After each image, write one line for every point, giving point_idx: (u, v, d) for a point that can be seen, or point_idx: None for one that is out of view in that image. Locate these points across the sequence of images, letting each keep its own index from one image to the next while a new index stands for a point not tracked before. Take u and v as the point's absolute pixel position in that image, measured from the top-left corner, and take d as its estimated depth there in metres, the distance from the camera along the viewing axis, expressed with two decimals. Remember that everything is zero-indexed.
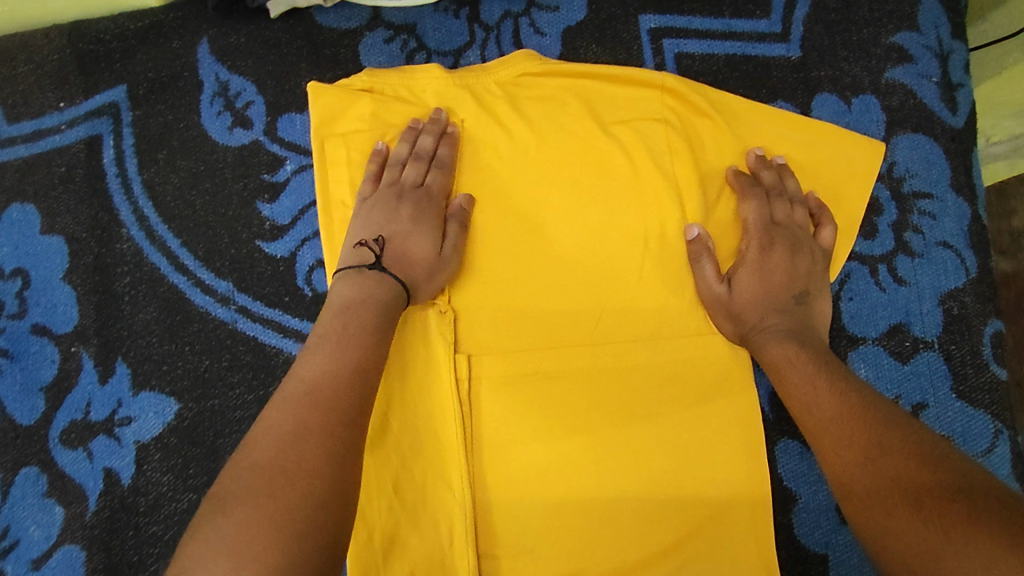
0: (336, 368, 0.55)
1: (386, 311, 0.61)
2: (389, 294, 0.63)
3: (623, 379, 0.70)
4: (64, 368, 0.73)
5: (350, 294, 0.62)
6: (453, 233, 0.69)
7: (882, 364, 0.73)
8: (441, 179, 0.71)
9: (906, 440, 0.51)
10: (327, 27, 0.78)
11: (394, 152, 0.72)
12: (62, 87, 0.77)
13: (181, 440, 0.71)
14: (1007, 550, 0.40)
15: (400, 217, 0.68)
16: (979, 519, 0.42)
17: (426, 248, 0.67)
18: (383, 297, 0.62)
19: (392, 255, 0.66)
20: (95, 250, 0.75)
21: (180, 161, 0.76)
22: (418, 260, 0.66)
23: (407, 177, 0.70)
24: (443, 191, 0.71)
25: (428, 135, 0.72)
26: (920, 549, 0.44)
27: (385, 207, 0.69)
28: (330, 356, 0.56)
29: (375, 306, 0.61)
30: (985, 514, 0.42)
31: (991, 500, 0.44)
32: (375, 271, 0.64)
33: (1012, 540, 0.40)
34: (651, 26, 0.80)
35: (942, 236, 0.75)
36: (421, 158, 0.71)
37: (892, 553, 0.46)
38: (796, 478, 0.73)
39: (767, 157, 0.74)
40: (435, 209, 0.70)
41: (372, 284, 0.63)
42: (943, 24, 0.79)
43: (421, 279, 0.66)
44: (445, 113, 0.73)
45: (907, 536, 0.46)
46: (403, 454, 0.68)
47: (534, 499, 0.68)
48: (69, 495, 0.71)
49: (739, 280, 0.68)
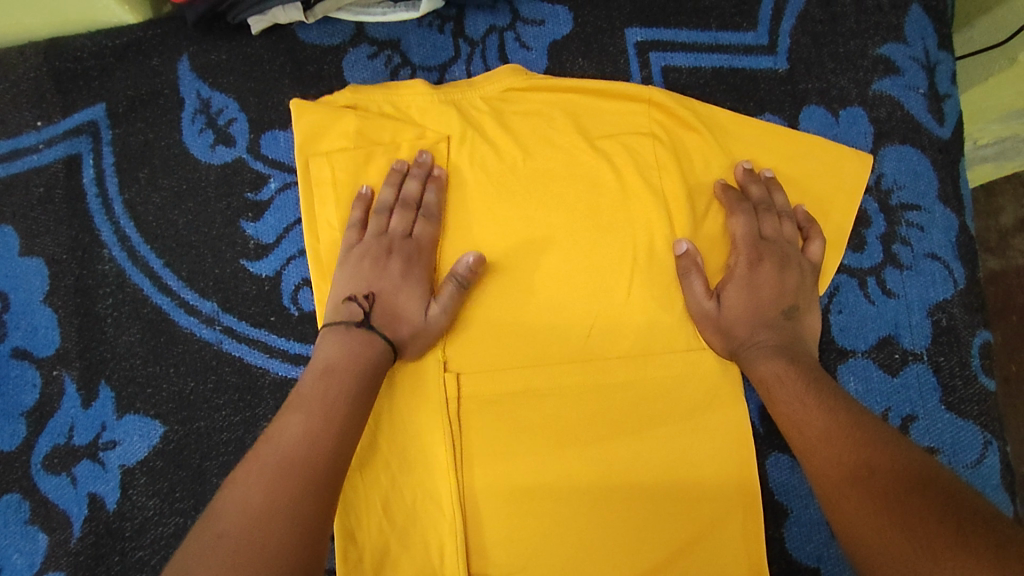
0: (311, 437, 0.55)
1: (372, 376, 0.62)
2: (375, 357, 0.63)
3: (613, 395, 0.69)
4: (46, 393, 0.72)
5: (336, 355, 0.62)
6: (449, 294, 0.67)
7: (871, 377, 0.73)
8: (430, 229, 0.70)
9: (894, 459, 0.51)
10: (310, 43, 0.77)
11: (379, 197, 0.71)
12: (39, 106, 0.76)
13: (167, 463, 0.70)
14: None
15: (388, 273, 0.67)
16: (971, 544, 0.42)
17: (415, 306, 0.66)
18: (369, 361, 0.62)
19: (380, 313, 0.65)
20: (76, 271, 0.74)
21: (163, 180, 0.75)
22: (407, 319, 0.66)
23: (395, 227, 0.70)
24: (432, 241, 0.70)
25: (412, 180, 0.71)
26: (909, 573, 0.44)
27: (373, 260, 0.68)
28: (310, 419, 0.57)
29: (360, 369, 0.61)
30: (971, 536, 0.42)
31: (982, 523, 0.43)
32: (362, 331, 0.64)
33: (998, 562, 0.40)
34: (637, 39, 0.79)
35: (930, 247, 0.75)
36: (409, 207, 0.70)
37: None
38: (786, 492, 0.73)
39: (755, 170, 0.74)
40: (425, 263, 0.69)
41: (358, 346, 0.63)
42: (929, 35, 0.78)
43: (409, 338, 0.66)
44: (428, 155, 0.71)
45: (895, 559, 0.45)
46: (393, 475, 0.68)
47: (524, 517, 0.67)
48: (53, 521, 0.70)
49: (728, 296, 0.68)
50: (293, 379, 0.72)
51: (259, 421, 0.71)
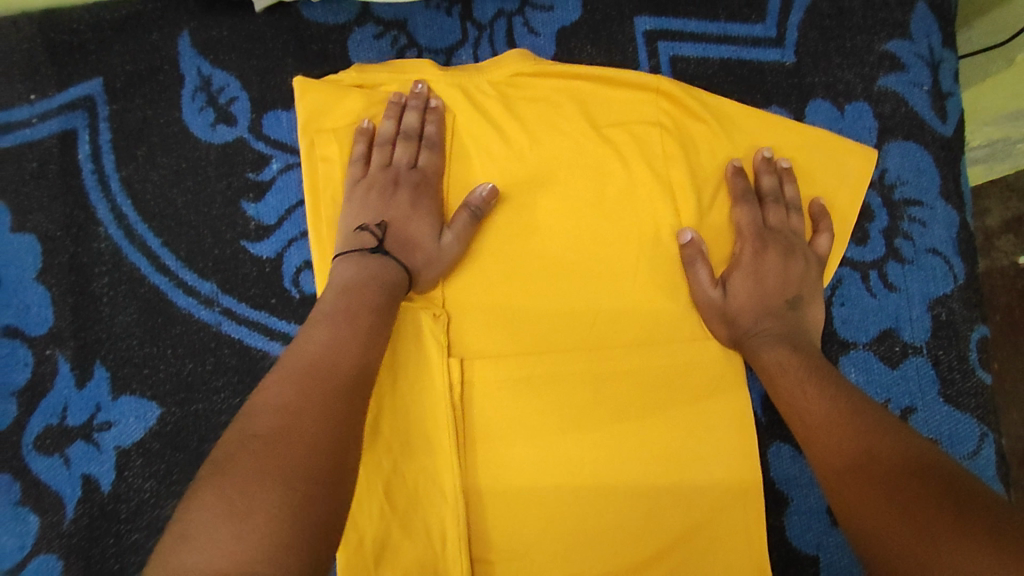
0: (335, 349, 0.54)
1: (390, 292, 0.62)
2: (393, 278, 0.63)
3: (617, 384, 0.69)
4: (38, 372, 0.70)
5: (352, 274, 0.62)
6: (463, 222, 0.68)
7: (872, 369, 0.73)
8: (434, 159, 0.71)
9: (895, 447, 0.51)
10: (315, 22, 0.76)
11: (380, 131, 0.71)
12: (33, 79, 0.74)
13: (164, 446, 0.69)
14: (998, 561, 0.40)
15: (397, 201, 0.68)
16: (969, 527, 0.42)
17: (427, 232, 0.67)
18: (387, 281, 0.62)
19: (393, 239, 0.66)
20: (70, 249, 0.72)
21: (161, 158, 0.73)
22: (420, 246, 0.66)
23: (400, 157, 0.70)
24: (437, 171, 0.71)
25: (412, 112, 0.71)
26: (909, 561, 0.44)
27: (382, 190, 0.68)
28: (332, 330, 0.56)
29: (378, 286, 0.61)
30: (973, 527, 0.42)
31: (980, 507, 0.44)
32: (377, 255, 0.64)
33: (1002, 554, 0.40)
34: (646, 28, 0.79)
35: (932, 243, 0.75)
36: (412, 137, 0.71)
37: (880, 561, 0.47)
38: (788, 482, 0.73)
39: (774, 159, 0.74)
40: (433, 191, 0.70)
41: (374, 267, 0.63)
42: (933, 33, 0.79)
43: (424, 265, 0.66)
44: (424, 85, 0.72)
45: (895, 546, 0.45)
46: (395, 459, 0.67)
47: (526, 500, 0.67)
48: (45, 502, 0.68)
49: (734, 285, 0.68)
50: None
51: None
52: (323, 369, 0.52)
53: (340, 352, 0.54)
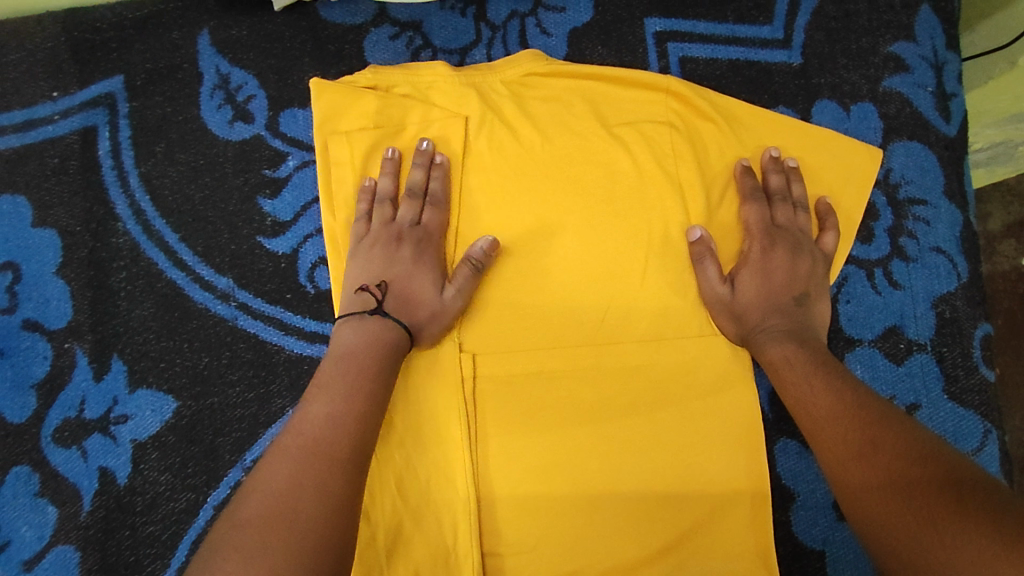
0: (332, 424, 0.56)
1: (389, 356, 0.63)
2: (392, 341, 0.64)
3: (626, 379, 0.70)
4: (57, 365, 0.71)
5: (353, 341, 0.63)
6: (463, 276, 0.68)
7: (877, 365, 0.75)
8: (438, 215, 0.71)
9: (898, 437, 0.53)
10: (332, 22, 0.77)
11: (382, 187, 0.72)
12: (55, 77, 0.75)
13: (180, 439, 0.70)
14: (997, 541, 0.41)
15: (399, 259, 0.68)
16: (970, 510, 0.44)
17: (429, 290, 0.67)
18: (386, 346, 0.63)
19: (394, 299, 0.66)
20: (89, 244, 0.73)
21: (180, 155, 0.75)
22: (422, 303, 0.67)
23: (403, 215, 0.70)
24: (440, 227, 0.71)
25: (416, 169, 0.72)
26: (912, 548, 0.46)
27: (384, 248, 0.69)
28: (331, 403, 0.57)
29: (376, 353, 0.62)
30: (972, 509, 0.44)
31: (978, 490, 0.45)
32: (376, 317, 0.65)
33: (997, 532, 0.41)
34: (656, 29, 0.80)
35: (936, 242, 0.77)
36: (415, 195, 0.71)
37: (886, 548, 0.48)
38: (794, 477, 0.75)
39: (781, 158, 0.75)
40: (435, 248, 0.70)
41: (374, 331, 0.64)
42: (938, 35, 0.80)
43: (426, 321, 0.66)
44: (429, 142, 0.72)
45: (900, 534, 0.47)
46: (407, 452, 0.68)
47: (538, 493, 0.68)
48: (63, 494, 0.69)
49: (742, 281, 0.70)
50: (308, 356, 0.72)
51: (273, 398, 0.71)
52: (322, 445, 0.54)
53: (339, 428, 0.56)
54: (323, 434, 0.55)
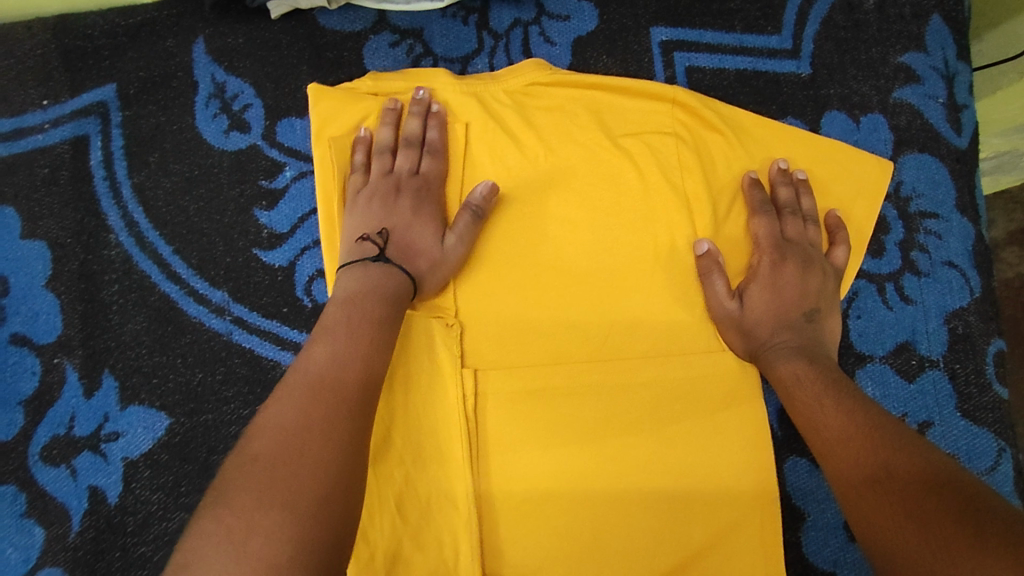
0: (337, 364, 0.53)
1: (392, 300, 0.60)
2: (396, 287, 0.62)
3: (632, 397, 0.68)
4: (45, 381, 0.69)
5: (353, 287, 0.60)
6: (464, 223, 0.67)
7: (889, 382, 0.73)
8: (436, 164, 0.70)
9: (913, 460, 0.50)
10: (331, 30, 0.76)
11: (379, 138, 0.70)
12: (46, 85, 0.73)
13: (172, 457, 0.68)
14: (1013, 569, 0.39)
15: (398, 207, 0.67)
16: (984, 542, 0.41)
17: (429, 237, 0.66)
18: (390, 290, 0.61)
19: (395, 247, 0.64)
20: (80, 256, 0.71)
21: (174, 165, 0.73)
22: (423, 251, 0.65)
23: (401, 164, 0.69)
24: (439, 176, 0.70)
25: (414, 118, 0.70)
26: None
27: (384, 196, 0.67)
28: (333, 346, 0.55)
29: (378, 296, 0.60)
30: (990, 538, 0.41)
31: (996, 517, 0.43)
32: (378, 264, 0.63)
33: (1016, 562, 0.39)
34: (662, 39, 0.79)
35: (947, 255, 0.75)
36: (413, 144, 0.70)
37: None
38: (804, 496, 0.73)
39: (790, 171, 0.74)
40: (435, 196, 0.69)
41: (376, 276, 0.61)
42: (949, 46, 0.78)
43: (429, 269, 0.65)
44: (425, 91, 0.71)
45: (914, 563, 0.45)
46: (406, 471, 0.66)
47: (540, 514, 0.66)
48: (50, 515, 0.67)
49: (751, 297, 0.68)
50: None
51: None
52: (328, 391, 0.51)
53: (344, 369, 0.53)
54: (330, 375, 0.52)
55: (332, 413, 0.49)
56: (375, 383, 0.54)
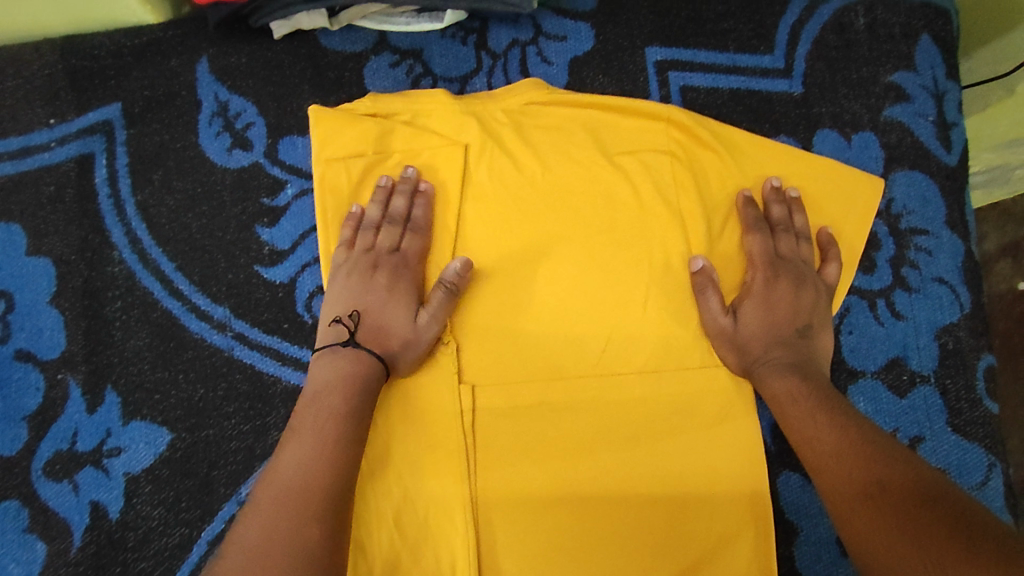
0: (302, 467, 0.56)
1: (359, 390, 0.62)
2: (364, 373, 0.63)
3: (627, 412, 0.69)
4: (49, 397, 0.70)
5: (327, 376, 0.64)
6: (437, 301, 0.67)
7: (880, 398, 0.74)
8: (417, 242, 0.71)
9: (906, 476, 0.52)
10: (332, 50, 0.77)
11: (366, 214, 0.71)
12: (52, 104, 0.75)
13: (173, 472, 0.69)
14: None
15: (374, 286, 0.68)
16: (978, 558, 0.42)
17: (402, 317, 0.67)
18: (356, 379, 0.63)
19: (367, 329, 0.66)
20: (84, 273, 0.72)
21: (177, 183, 0.74)
22: (396, 331, 0.66)
23: (382, 242, 0.70)
24: (419, 254, 0.71)
25: (399, 196, 0.71)
26: None
27: (361, 276, 0.69)
28: (302, 447, 0.58)
29: (348, 387, 0.62)
30: (984, 555, 0.42)
31: (989, 534, 0.44)
32: (347, 349, 0.65)
33: None
34: (657, 58, 0.80)
35: (937, 272, 0.76)
36: (395, 222, 0.70)
37: None
38: (797, 511, 0.74)
39: (783, 188, 0.75)
40: (412, 274, 0.69)
41: (345, 364, 0.64)
42: (938, 65, 0.80)
43: (400, 349, 0.66)
44: (413, 170, 0.72)
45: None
46: (404, 488, 0.66)
47: (537, 529, 0.67)
48: (53, 530, 0.68)
49: (744, 312, 0.69)
50: None
51: (269, 430, 0.70)
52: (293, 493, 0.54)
53: (310, 471, 0.56)
54: (296, 480, 0.55)
55: (296, 518, 0.52)
56: (344, 473, 0.57)
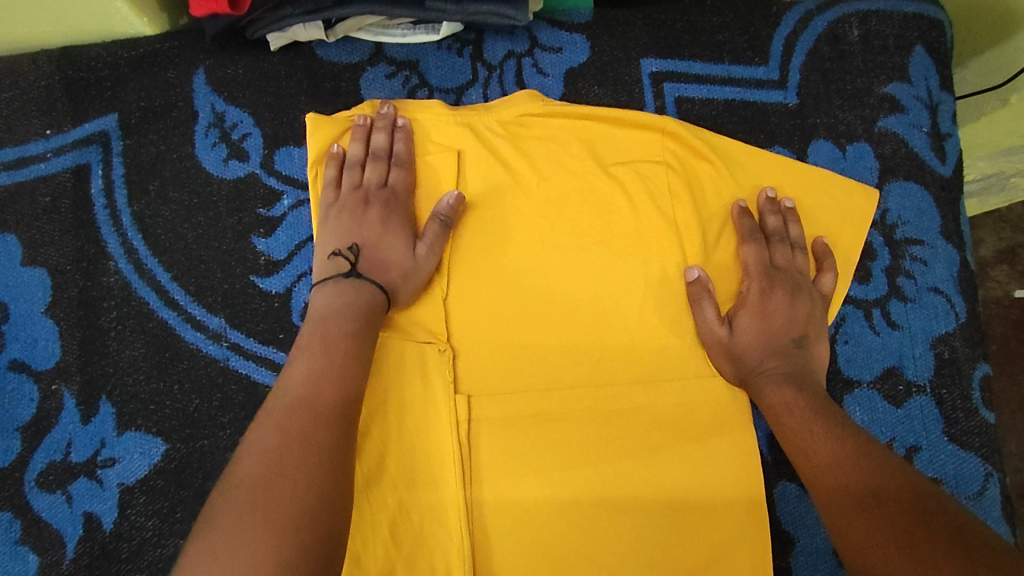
0: (314, 381, 0.57)
1: (364, 313, 0.63)
2: (368, 301, 0.64)
3: (621, 421, 0.69)
4: (43, 407, 0.70)
5: (327, 305, 0.64)
6: (434, 232, 0.69)
7: (876, 408, 0.74)
8: (404, 176, 0.72)
9: (903, 489, 0.52)
10: (328, 62, 0.77)
11: (349, 153, 0.72)
12: (48, 115, 0.75)
13: (168, 482, 0.68)
14: None
15: (369, 221, 0.69)
16: None
17: (401, 248, 0.68)
18: (361, 304, 0.63)
19: (366, 261, 0.67)
20: (79, 282, 0.72)
21: (173, 193, 0.74)
22: (395, 263, 0.67)
23: (369, 178, 0.71)
24: (407, 188, 0.72)
25: (380, 132, 0.72)
26: None
27: (353, 212, 0.69)
28: (313, 364, 0.58)
29: (349, 312, 0.63)
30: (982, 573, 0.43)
31: (986, 552, 0.44)
32: (350, 279, 0.65)
33: None
34: (652, 70, 0.80)
35: (933, 281, 0.76)
36: (380, 158, 0.71)
37: None
38: (794, 521, 0.73)
39: (778, 199, 0.75)
40: (404, 208, 0.71)
41: (347, 293, 0.64)
42: (932, 76, 0.80)
43: (402, 279, 0.67)
44: (390, 107, 0.73)
45: None
46: (400, 499, 0.66)
47: (532, 539, 0.66)
48: (45, 542, 0.67)
49: (740, 323, 0.69)
50: None
51: None
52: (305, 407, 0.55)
53: (322, 388, 0.57)
54: (310, 397, 0.56)
55: (309, 428, 0.53)
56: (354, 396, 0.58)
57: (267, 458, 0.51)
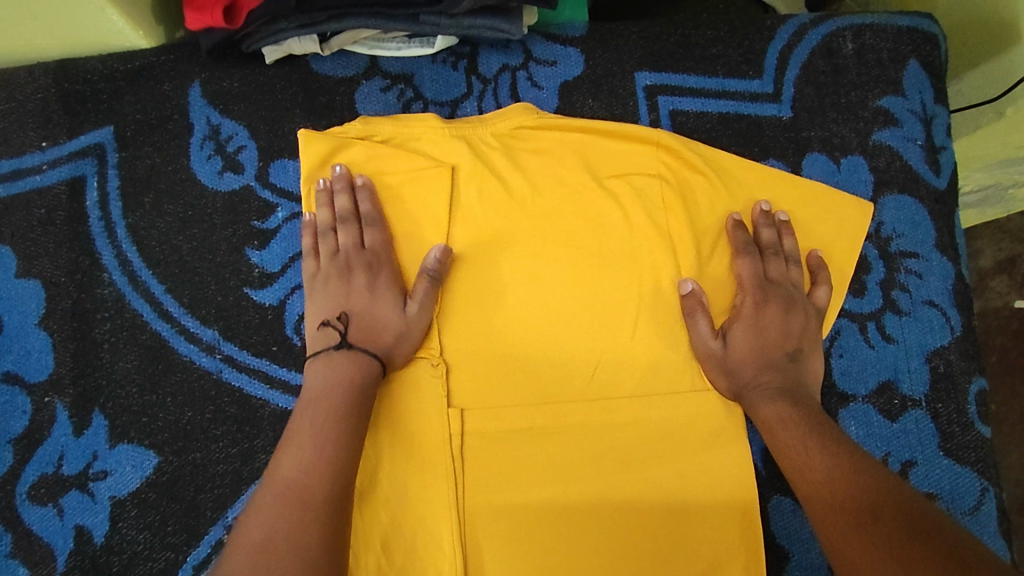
0: (304, 469, 0.58)
1: (355, 391, 0.63)
2: (363, 372, 0.64)
3: (614, 435, 0.69)
4: (35, 420, 0.70)
5: (318, 384, 0.64)
6: (423, 291, 0.68)
7: (872, 422, 0.74)
8: (378, 234, 0.71)
9: (897, 506, 0.51)
10: (323, 75, 0.78)
11: (319, 220, 0.72)
12: (44, 127, 0.75)
13: (160, 495, 0.68)
14: None
15: (354, 288, 0.69)
16: None
17: (390, 311, 0.68)
18: (355, 378, 0.64)
19: (357, 330, 0.67)
20: (73, 295, 0.72)
21: (168, 205, 0.74)
22: (385, 326, 0.67)
23: (344, 242, 0.70)
24: (385, 245, 0.71)
25: (341, 194, 0.71)
26: None
27: (335, 281, 0.69)
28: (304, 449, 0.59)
29: (337, 389, 0.63)
30: None
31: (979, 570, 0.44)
32: (342, 353, 0.66)
33: None
34: (646, 83, 0.81)
35: (928, 294, 0.76)
36: (349, 220, 0.71)
37: None
38: (789, 536, 0.73)
39: (772, 212, 0.75)
40: (387, 265, 0.70)
41: (337, 368, 0.64)
42: (926, 90, 0.81)
43: (394, 342, 0.67)
44: (343, 167, 0.71)
45: None
46: (393, 513, 0.66)
47: (525, 554, 0.66)
48: (36, 555, 0.67)
49: (734, 337, 0.69)
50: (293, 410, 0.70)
51: (257, 454, 0.69)
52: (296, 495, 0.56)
53: (314, 473, 0.57)
54: (299, 485, 0.57)
55: (299, 521, 0.54)
56: (345, 479, 0.58)
57: (253, 555, 0.52)
